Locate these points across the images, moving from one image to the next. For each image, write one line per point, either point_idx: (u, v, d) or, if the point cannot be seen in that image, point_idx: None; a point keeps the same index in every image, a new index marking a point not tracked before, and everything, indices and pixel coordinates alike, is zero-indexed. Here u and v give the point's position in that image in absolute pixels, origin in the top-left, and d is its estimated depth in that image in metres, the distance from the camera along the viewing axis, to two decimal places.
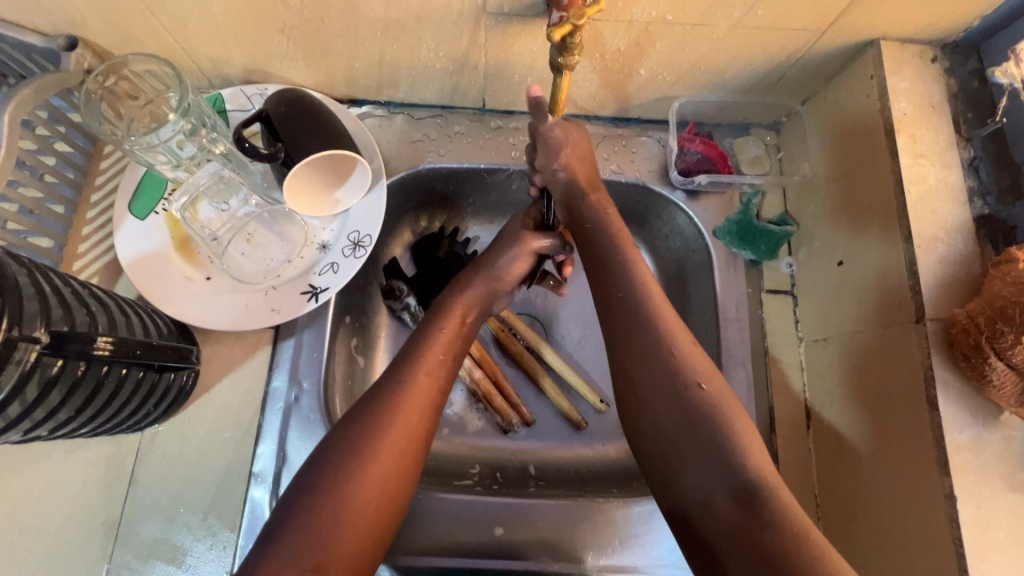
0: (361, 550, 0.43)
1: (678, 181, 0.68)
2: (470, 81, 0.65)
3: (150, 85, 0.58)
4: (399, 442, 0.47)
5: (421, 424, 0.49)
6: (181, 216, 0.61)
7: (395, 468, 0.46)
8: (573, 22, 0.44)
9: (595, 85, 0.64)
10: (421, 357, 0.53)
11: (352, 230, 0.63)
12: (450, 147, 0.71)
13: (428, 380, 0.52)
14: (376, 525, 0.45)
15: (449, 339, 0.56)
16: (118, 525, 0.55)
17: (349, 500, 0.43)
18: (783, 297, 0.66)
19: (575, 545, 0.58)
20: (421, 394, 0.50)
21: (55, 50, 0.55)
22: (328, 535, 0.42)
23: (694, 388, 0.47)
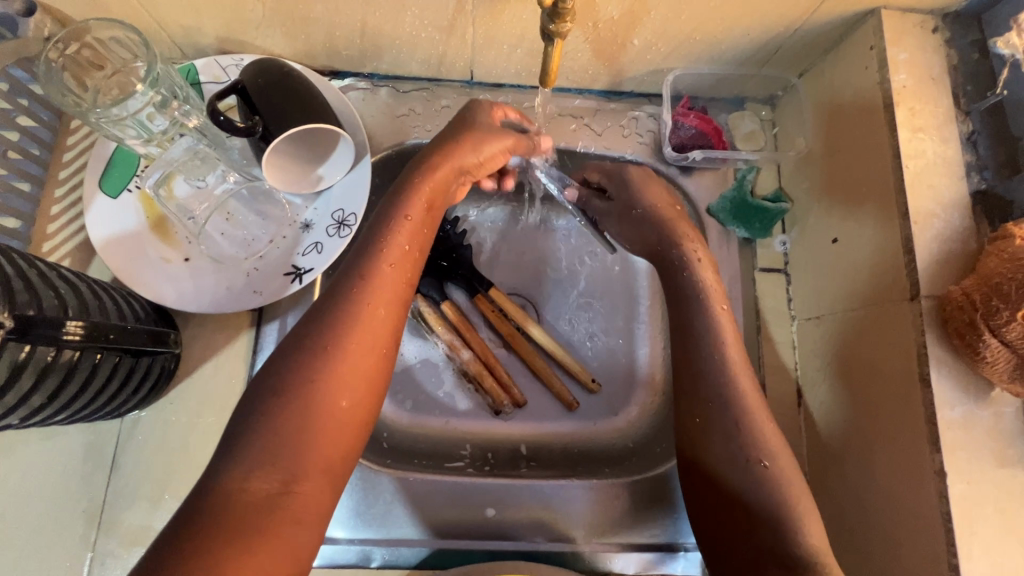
0: (342, 451, 0.43)
1: (672, 157, 0.67)
2: (458, 51, 0.63)
3: (116, 53, 0.54)
4: (364, 343, 0.45)
5: (384, 332, 0.47)
6: (154, 193, 0.58)
7: (362, 369, 0.45)
8: None
9: (587, 55, 0.62)
10: (381, 250, 0.49)
11: (337, 209, 0.60)
12: (437, 122, 0.68)
13: (389, 275, 0.49)
14: (351, 427, 0.43)
15: (411, 233, 0.51)
16: (101, 514, 0.54)
17: (311, 408, 0.42)
18: (776, 275, 0.66)
19: (567, 524, 0.58)
20: (381, 292, 0.48)
21: (11, 15, 0.51)
22: (296, 445, 0.40)
23: (759, 467, 0.48)
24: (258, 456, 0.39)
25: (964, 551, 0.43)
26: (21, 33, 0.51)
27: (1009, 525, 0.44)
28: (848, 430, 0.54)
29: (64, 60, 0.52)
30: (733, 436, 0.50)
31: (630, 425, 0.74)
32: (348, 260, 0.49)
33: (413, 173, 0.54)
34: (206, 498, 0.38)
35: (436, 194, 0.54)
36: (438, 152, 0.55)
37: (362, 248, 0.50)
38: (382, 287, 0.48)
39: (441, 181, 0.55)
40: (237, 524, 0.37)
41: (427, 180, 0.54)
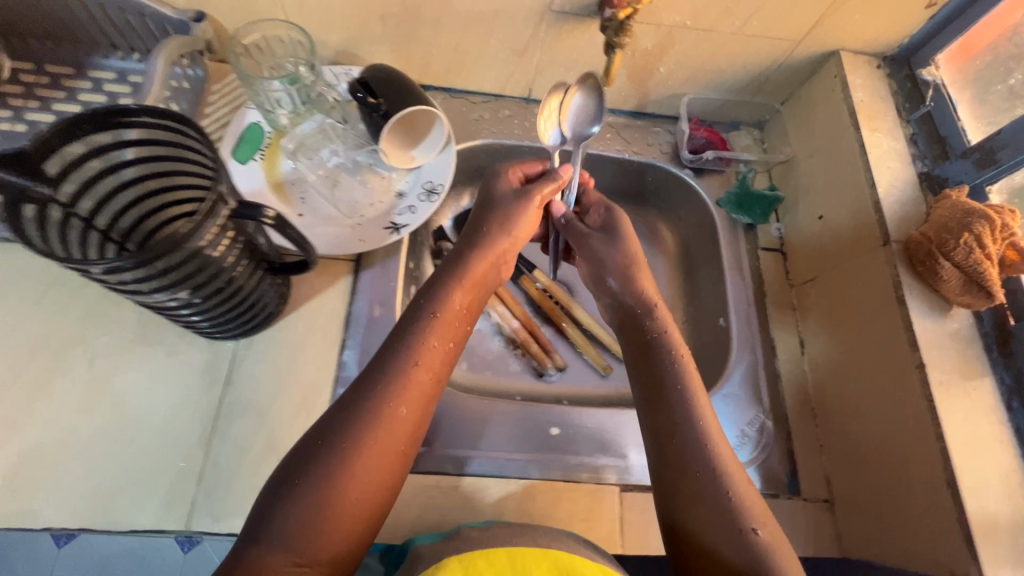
0: (352, 542, 0.45)
1: (687, 160, 0.84)
2: (523, 72, 0.81)
3: (280, 45, 0.70)
4: (383, 441, 0.48)
5: (404, 427, 0.49)
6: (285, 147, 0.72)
7: (380, 471, 0.47)
8: (634, 6, 0.62)
9: (624, 78, 0.80)
10: (420, 351, 0.53)
11: (426, 180, 0.74)
12: (501, 126, 0.84)
13: (417, 372, 0.51)
14: (360, 523, 0.46)
15: (445, 329, 0.55)
16: (214, 423, 0.61)
17: (323, 500, 0.44)
18: (775, 253, 0.81)
19: (621, 442, 0.67)
20: (410, 391, 0.50)
21: (185, 21, 0.71)
22: (313, 537, 0.43)
23: (751, 532, 0.49)
24: (285, 531, 0.43)
25: (945, 424, 0.56)
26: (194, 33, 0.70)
27: (974, 406, 0.57)
28: (845, 364, 0.68)
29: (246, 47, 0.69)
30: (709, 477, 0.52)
31: None
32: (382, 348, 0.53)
33: (446, 272, 0.60)
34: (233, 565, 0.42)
35: (466, 288, 0.59)
36: (466, 252, 0.62)
37: (400, 338, 0.53)
38: (410, 386, 0.50)
39: (475, 279, 0.60)
40: None
41: (458, 278, 0.59)
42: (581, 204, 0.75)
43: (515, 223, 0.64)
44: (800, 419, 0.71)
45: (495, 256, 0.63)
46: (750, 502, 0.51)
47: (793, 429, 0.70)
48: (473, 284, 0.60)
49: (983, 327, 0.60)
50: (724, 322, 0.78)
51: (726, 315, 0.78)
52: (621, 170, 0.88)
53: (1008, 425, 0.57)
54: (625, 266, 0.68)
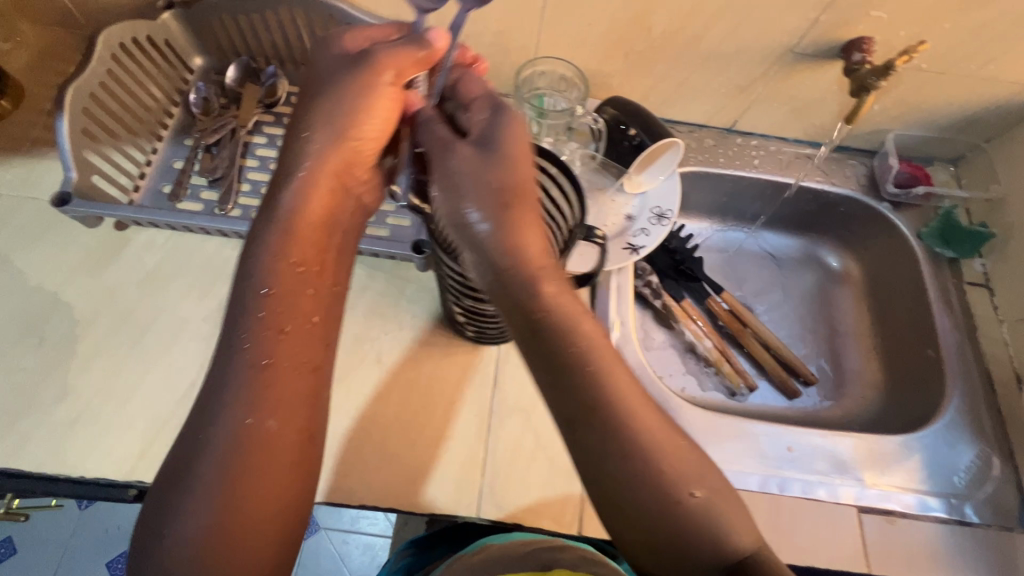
0: (270, 549, 0.45)
1: (888, 194, 0.87)
2: (736, 106, 0.85)
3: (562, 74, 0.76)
4: (268, 449, 0.47)
5: (285, 437, 0.48)
6: None
7: (271, 483, 0.46)
8: (910, 55, 0.67)
9: (835, 114, 0.84)
10: (282, 316, 0.51)
11: (654, 205, 0.79)
12: (705, 155, 0.89)
13: (293, 335, 0.51)
14: (264, 537, 0.45)
15: (311, 304, 0.53)
16: (489, 420, 0.66)
17: (226, 509, 0.44)
18: (982, 289, 0.83)
19: (853, 462, 0.71)
20: (273, 391, 0.48)
21: None
22: (232, 542, 0.44)
23: (689, 499, 0.44)
24: (177, 537, 0.43)
25: None
26: (457, 66, 0.78)
27: None
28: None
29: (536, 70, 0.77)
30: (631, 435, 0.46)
31: (852, 409, 0.86)
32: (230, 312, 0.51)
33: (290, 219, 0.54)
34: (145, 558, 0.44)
35: (314, 247, 0.55)
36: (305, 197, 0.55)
37: (245, 288, 0.51)
38: (272, 383, 0.48)
39: (310, 228, 0.55)
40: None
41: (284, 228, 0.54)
42: (457, 96, 0.61)
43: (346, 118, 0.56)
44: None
45: (336, 199, 0.57)
46: (702, 470, 0.46)
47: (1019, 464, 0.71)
48: (313, 225, 0.55)
49: None
50: (933, 353, 0.80)
51: (936, 346, 0.80)
52: (814, 200, 0.92)
53: None
54: (501, 165, 0.53)
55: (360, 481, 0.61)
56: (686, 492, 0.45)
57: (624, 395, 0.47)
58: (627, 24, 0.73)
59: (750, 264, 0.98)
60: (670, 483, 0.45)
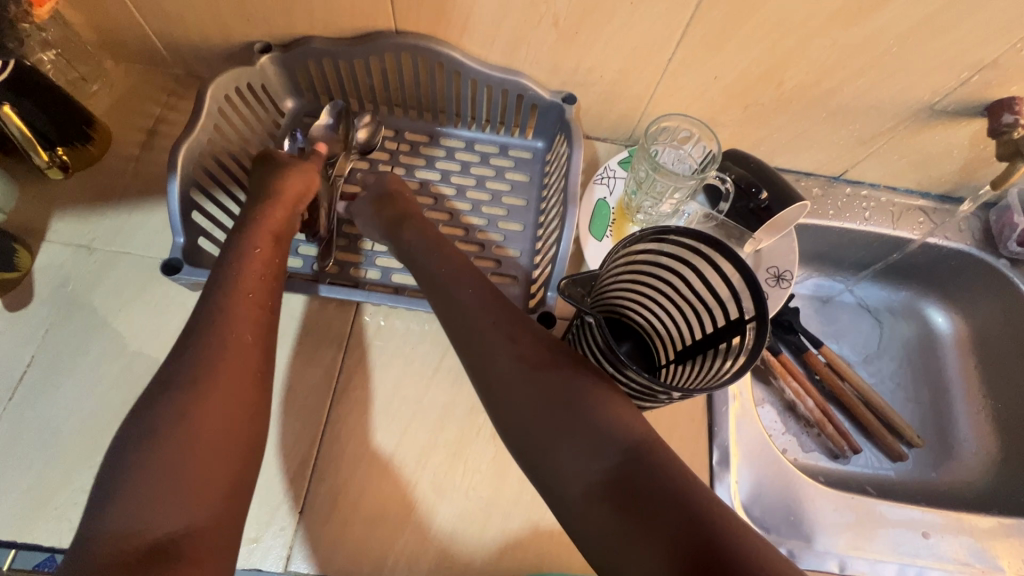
0: (215, 492, 0.43)
1: (1007, 250, 0.82)
2: (852, 156, 0.81)
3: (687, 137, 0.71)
4: (230, 369, 0.48)
5: (248, 362, 0.50)
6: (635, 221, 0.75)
7: (230, 407, 0.47)
8: None
9: (957, 167, 0.80)
10: (243, 282, 0.54)
11: (771, 265, 0.75)
12: (813, 205, 0.85)
13: (239, 311, 0.52)
14: (225, 462, 0.45)
15: (267, 257, 0.58)
16: None
17: (186, 424, 0.44)
18: None
19: (993, 550, 0.67)
20: (243, 317, 0.52)
21: (558, 101, 0.73)
22: (179, 475, 0.42)
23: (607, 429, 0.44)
24: (120, 516, 0.40)
25: None
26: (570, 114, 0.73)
27: None
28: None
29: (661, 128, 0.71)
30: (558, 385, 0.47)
31: (962, 477, 0.83)
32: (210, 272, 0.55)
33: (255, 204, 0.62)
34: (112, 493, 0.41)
35: (275, 225, 0.61)
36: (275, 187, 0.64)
37: (213, 289, 0.53)
38: (234, 352, 0.49)
39: (284, 210, 0.63)
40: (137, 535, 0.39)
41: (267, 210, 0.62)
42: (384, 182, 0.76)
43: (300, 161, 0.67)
44: None
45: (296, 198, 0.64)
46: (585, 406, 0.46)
47: None
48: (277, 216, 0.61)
49: None
50: None
51: None
52: (922, 253, 0.88)
53: None
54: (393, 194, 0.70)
55: (486, 567, 0.59)
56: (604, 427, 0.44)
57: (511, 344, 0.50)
58: (759, 78, 0.68)
59: (848, 317, 0.93)
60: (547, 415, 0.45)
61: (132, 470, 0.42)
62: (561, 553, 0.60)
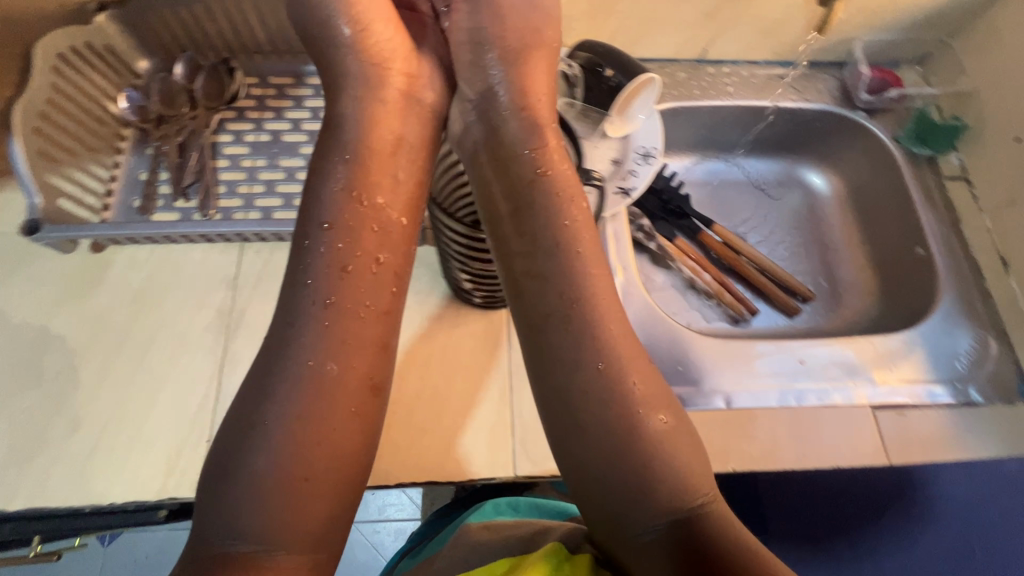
0: (320, 514, 0.45)
1: (862, 101, 0.88)
2: (704, 34, 0.84)
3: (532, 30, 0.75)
4: (347, 400, 0.48)
5: (341, 387, 0.48)
6: None
7: (346, 433, 0.47)
8: None
9: (801, 29, 0.84)
10: (342, 254, 0.51)
11: (638, 146, 0.78)
12: (680, 90, 0.88)
13: (363, 325, 0.50)
14: (325, 490, 0.46)
15: (394, 242, 0.53)
16: (510, 382, 0.67)
17: (292, 445, 0.45)
18: (961, 183, 0.85)
19: (864, 367, 0.73)
20: (344, 344, 0.49)
21: None
22: (297, 497, 0.44)
23: (654, 426, 0.48)
24: (232, 527, 0.43)
25: None
26: None
27: None
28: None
29: None
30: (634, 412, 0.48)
31: (850, 317, 0.89)
32: (309, 241, 0.51)
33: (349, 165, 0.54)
34: (222, 493, 0.44)
35: (382, 188, 0.55)
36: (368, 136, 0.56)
37: (296, 287, 0.50)
38: (353, 357, 0.49)
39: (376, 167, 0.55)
40: (248, 529, 0.43)
41: (356, 172, 0.54)
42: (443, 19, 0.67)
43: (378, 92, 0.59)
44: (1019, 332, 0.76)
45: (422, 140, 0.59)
46: (648, 398, 0.49)
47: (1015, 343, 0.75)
48: (379, 163, 0.55)
49: None
50: (923, 251, 0.82)
51: (925, 245, 0.82)
52: (791, 120, 0.92)
53: None
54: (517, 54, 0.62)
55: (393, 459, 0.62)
56: (653, 418, 0.48)
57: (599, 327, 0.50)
58: None
59: (735, 191, 0.97)
60: (633, 409, 0.48)
61: (259, 470, 0.44)
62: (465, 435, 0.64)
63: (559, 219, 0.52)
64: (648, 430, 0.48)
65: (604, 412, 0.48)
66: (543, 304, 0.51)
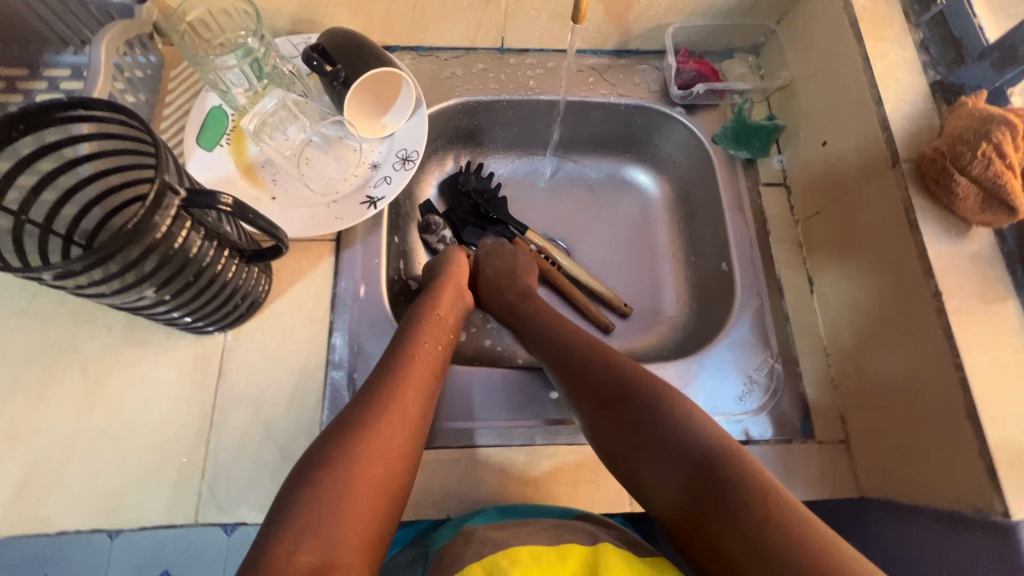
0: (368, 524, 0.47)
1: (677, 96, 0.79)
2: (492, 19, 0.75)
3: (231, 21, 0.66)
4: (395, 419, 0.53)
5: (411, 418, 0.55)
6: (249, 128, 0.67)
7: (394, 446, 0.52)
8: None
9: (600, 15, 0.75)
10: (407, 345, 0.61)
11: (400, 148, 0.70)
12: (475, 82, 0.79)
13: (417, 369, 0.59)
14: (381, 498, 0.49)
15: (437, 332, 0.64)
16: (211, 417, 0.61)
17: (351, 473, 0.48)
18: (779, 189, 0.76)
19: None
20: (411, 379, 0.57)
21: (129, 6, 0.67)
22: (335, 514, 0.46)
23: (684, 426, 0.51)
24: (296, 528, 0.44)
25: (967, 356, 0.51)
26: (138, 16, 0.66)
27: (997, 334, 0.52)
28: (858, 303, 0.64)
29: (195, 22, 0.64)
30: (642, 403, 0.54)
31: (666, 337, 0.80)
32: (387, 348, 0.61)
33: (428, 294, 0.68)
34: (268, 548, 0.43)
35: (448, 307, 0.68)
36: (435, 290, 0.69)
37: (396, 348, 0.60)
38: (398, 404, 0.54)
39: (447, 298, 0.69)
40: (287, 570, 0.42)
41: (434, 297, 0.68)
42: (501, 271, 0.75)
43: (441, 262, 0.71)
44: (812, 360, 0.68)
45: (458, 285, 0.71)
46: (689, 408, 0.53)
47: (805, 373, 0.68)
48: (445, 303, 0.68)
49: (1007, 246, 0.55)
50: (727, 267, 0.74)
51: (729, 260, 0.74)
52: (609, 116, 0.83)
53: None
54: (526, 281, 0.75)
55: (60, 503, 0.56)
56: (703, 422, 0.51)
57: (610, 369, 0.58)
58: None
59: (557, 189, 0.88)
60: (676, 425, 0.51)
61: (297, 490, 0.47)
62: (149, 476, 0.58)
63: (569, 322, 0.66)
64: (703, 428, 0.50)
65: (635, 432, 0.52)
66: (586, 391, 0.57)
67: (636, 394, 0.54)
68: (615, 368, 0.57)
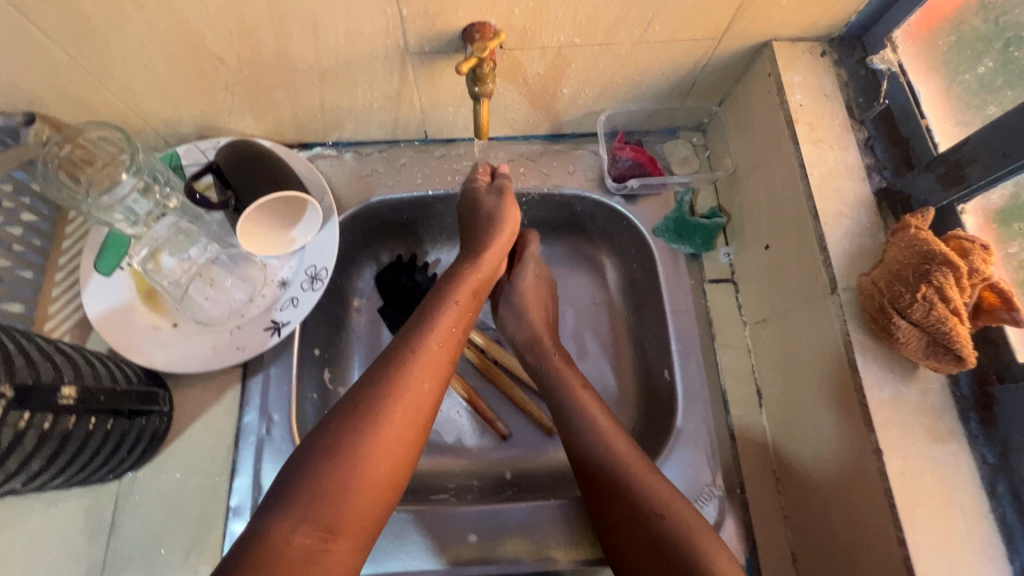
0: (373, 504, 0.48)
1: (614, 187, 0.73)
2: (409, 115, 0.70)
3: (104, 150, 0.62)
4: (411, 408, 0.51)
5: (428, 402, 0.52)
6: (143, 268, 0.63)
7: (408, 434, 0.50)
8: (477, 55, 0.50)
9: (525, 107, 0.69)
10: (434, 331, 0.57)
11: (310, 265, 0.66)
12: (398, 179, 0.74)
13: (435, 362, 0.55)
14: (388, 485, 0.49)
15: (460, 315, 0.59)
16: None
17: (360, 463, 0.47)
18: (726, 285, 0.70)
19: (548, 544, 0.61)
20: (431, 367, 0.54)
21: (13, 126, 0.58)
22: (338, 501, 0.45)
23: (660, 518, 0.53)
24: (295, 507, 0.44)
25: (910, 530, 0.45)
26: (24, 141, 0.58)
27: (947, 497, 0.46)
28: (806, 448, 0.57)
29: (61, 160, 0.60)
30: (626, 489, 0.56)
31: None
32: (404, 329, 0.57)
33: (455, 265, 0.64)
34: (254, 539, 0.42)
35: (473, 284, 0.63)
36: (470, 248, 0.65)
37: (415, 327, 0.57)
38: (418, 398, 0.51)
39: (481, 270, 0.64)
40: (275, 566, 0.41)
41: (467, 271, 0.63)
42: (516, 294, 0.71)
43: (495, 231, 0.65)
44: (759, 488, 0.62)
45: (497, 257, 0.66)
46: (656, 492, 0.55)
47: (751, 503, 0.61)
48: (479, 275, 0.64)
49: (960, 389, 0.49)
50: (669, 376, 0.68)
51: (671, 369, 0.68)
52: (546, 206, 0.76)
53: (990, 515, 0.46)
54: (524, 314, 0.70)
55: None
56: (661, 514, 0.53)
57: (601, 437, 0.59)
58: (190, 58, 0.57)
59: None
60: (647, 505, 0.54)
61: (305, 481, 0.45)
62: None
63: (573, 379, 0.65)
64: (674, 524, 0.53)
65: (617, 508, 0.55)
66: (585, 470, 0.59)
67: (619, 476, 0.56)
68: (613, 443, 0.58)
